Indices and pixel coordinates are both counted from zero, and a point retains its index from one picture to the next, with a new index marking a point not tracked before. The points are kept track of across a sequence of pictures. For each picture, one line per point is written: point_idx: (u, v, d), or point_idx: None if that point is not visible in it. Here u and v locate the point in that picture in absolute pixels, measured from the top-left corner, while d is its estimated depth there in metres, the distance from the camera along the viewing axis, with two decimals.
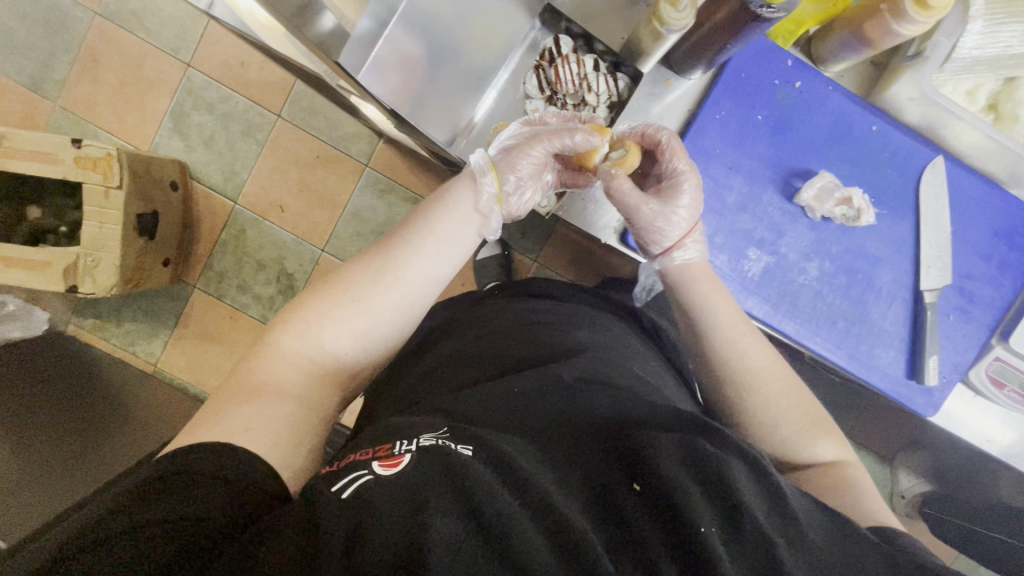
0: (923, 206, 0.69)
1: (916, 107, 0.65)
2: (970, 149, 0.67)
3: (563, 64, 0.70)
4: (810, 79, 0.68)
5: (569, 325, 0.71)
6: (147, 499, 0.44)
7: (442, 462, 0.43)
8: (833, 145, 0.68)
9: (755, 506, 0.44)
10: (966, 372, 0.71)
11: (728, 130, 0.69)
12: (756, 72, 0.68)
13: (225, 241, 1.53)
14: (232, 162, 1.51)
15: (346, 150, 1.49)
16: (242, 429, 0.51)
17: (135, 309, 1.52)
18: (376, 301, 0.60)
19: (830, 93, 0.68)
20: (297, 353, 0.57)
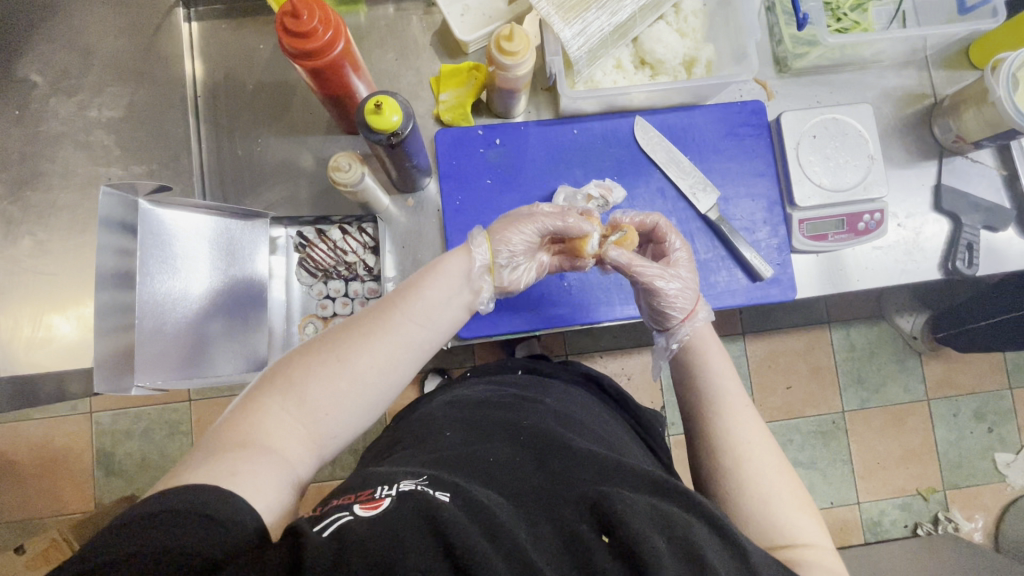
0: (654, 156, 0.78)
1: (588, 101, 0.76)
2: (652, 99, 0.78)
3: (315, 249, 0.76)
4: (503, 132, 0.78)
5: (530, 391, 0.70)
6: (133, 535, 0.36)
7: (420, 509, 0.39)
8: (558, 161, 0.78)
9: (715, 560, 0.42)
10: (792, 244, 0.78)
11: (473, 204, 0.77)
12: (460, 155, 0.77)
13: None
14: (177, 467, 1.29)
15: None
16: (229, 475, 0.41)
17: None
18: (370, 372, 0.50)
19: (526, 131, 0.78)
20: (287, 416, 0.47)
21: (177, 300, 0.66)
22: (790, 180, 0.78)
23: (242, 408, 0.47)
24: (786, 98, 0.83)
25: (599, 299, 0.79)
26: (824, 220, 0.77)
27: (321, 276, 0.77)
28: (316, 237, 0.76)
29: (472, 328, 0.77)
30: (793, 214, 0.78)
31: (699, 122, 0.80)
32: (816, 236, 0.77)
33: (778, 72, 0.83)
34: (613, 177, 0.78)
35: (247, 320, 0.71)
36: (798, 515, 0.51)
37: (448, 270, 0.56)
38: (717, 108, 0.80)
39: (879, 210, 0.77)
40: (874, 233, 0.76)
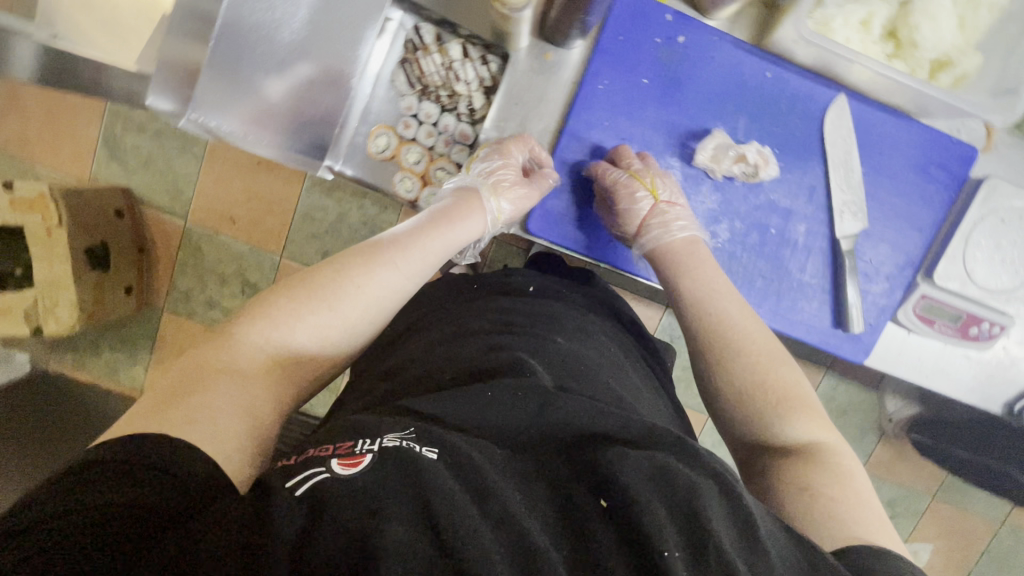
0: (830, 150, 0.66)
1: (803, 47, 0.61)
2: (870, 84, 0.63)
3: (425, 56, 0.66)
4: (693, 31, 0.63)
5: (545, 327, 0.65)
6: (83, 484, 0.34)
7: (405, 464, 0.37)
8: (731, 97, 0.64)
9: (722, 534, 0.37)
10: (895, 313, 0.71)
11: (614, 97, 0.64)
12: (627, 37, 0.63)
13: (186, 262, 1.29)
14: (174, 180, 1.24)
15: None
16: (185, 422, 0.40)
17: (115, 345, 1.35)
18: (363, 287, 0.54)
19: (717, 45, 0.63)
20: (277, 312, 0.50)
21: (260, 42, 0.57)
22: (944, 251, 0.68)
23: (189, 355, 0.46)
24: (1002, 157, 0.69)
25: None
26: (945, 308, 0.69)
27: (419, 90, 0.67)
28: (431, 44, 0.65)
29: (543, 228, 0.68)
30: (919, 285, 0.69)
31: (899, 136, 0.66)
32: (924, 318, 0.70)
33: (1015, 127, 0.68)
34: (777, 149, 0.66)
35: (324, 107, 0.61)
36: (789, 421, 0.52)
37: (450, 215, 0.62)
38: (926, 134, 0.67)
39: (1001, 325, 0.69)
40: (979, 344, 0.69)
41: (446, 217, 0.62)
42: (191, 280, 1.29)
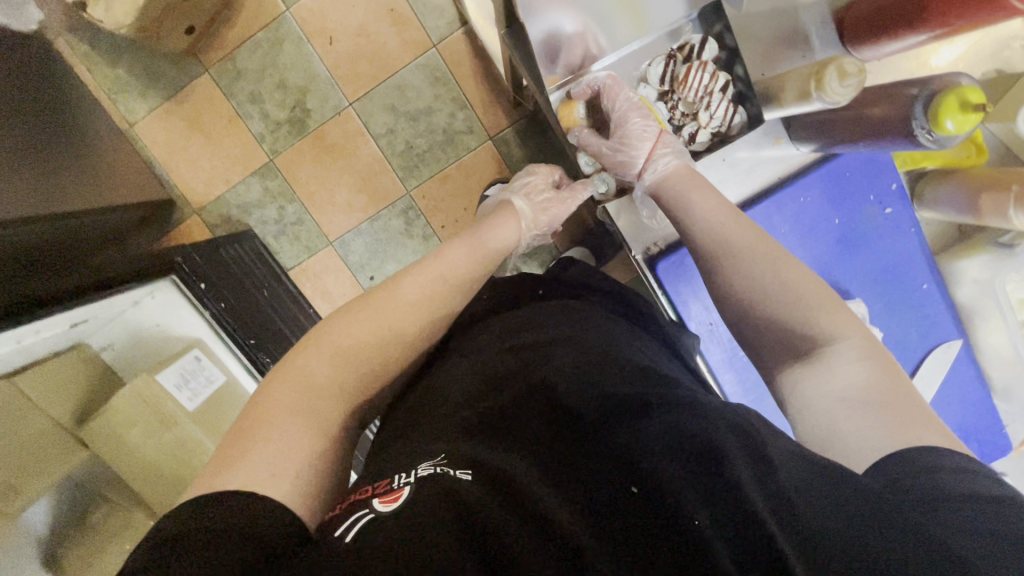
0: (919, 369, 0.93)
1: (973, 286, 0.96)
2: (987, 345, 0.98)
3: (694, 69, 0.87)
4: (898, 210, 0.91)
5: (560, 323, 0.73)
6: (180, 550, 0.46)
7: (442, 488, 0.46)
8: (883, 281, 0.92)
9: (749, 487, 0.44)
10: None
11: (803, 215, 0.90)
12: (858, 178, 0.90)
13: (260, 41, 1.49)
14: None
15: (422, 19, 1.48)
16: (270, 474, 0.55)
17: (135, 60, 1.49)
18: (372, 321, 0.72)
19: (909, 231, 0.92)
20: (341, 329, 0.70)
21: None
22: None
23: (235, 441, 0.58)
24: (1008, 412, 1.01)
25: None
26: None
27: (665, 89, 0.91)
28: (710, 64, 0.86)
29: (666, 269, 0.97)
30: None
31: (973, 400, 0.95)
32: None
33: None
34: (886, 305, 0.93)
35: None
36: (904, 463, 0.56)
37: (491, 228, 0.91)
38: (985, 415, 0.96)
39: None
40: None
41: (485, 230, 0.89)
42: (316, 93, 1.53)
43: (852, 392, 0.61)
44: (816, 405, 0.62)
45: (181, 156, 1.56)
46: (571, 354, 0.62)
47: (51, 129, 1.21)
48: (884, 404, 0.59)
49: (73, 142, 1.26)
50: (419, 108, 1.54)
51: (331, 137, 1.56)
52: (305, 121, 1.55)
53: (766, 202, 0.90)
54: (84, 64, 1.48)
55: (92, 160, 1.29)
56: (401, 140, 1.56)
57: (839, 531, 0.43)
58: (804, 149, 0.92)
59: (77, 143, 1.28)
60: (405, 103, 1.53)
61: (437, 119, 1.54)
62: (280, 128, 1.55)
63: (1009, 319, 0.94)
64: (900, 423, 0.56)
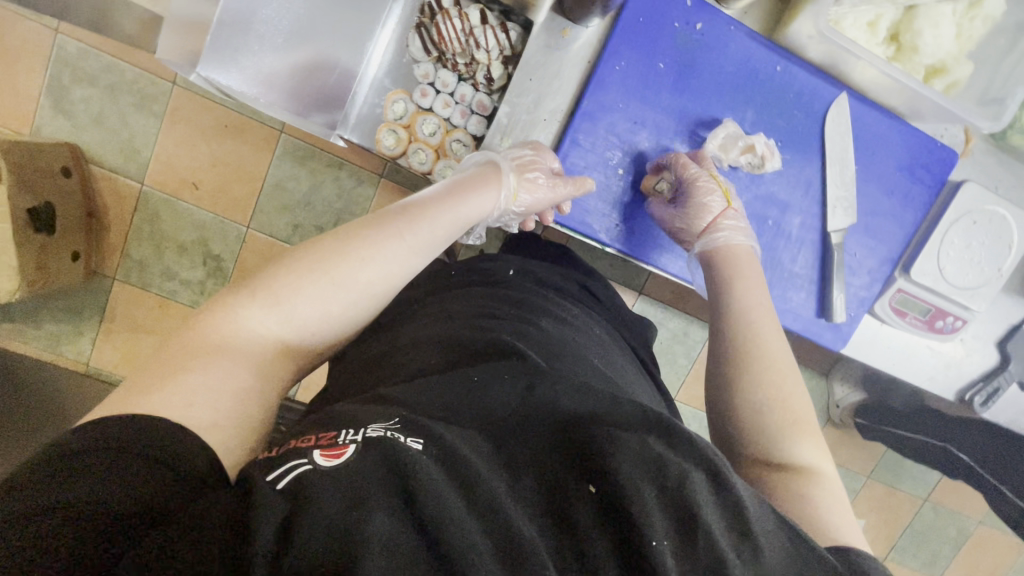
0: (827, 146, 0.79)
1: (816, 44, 0.76)
2: (871, 83, 0.78)
3: (444, 21, 0.83)
4: (708, 20, 0.76)
5: (533, 313, 0.73)
6: (70, 459, 0.42)
7: (385, 455, 0.42)
8: (740, 85, 0.78)
9: (714, 518, 0.44)
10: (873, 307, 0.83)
11: (629, 78, 0.78)
12: (651, 15, 0.76)
13: (141, 225, 1.51)
14: (130, 139, 1.45)
15: (257, 116, 1.47)
16: (184, 404, 0.50)
17: (52, 310, 1.53)
18: (309, 303, 0.60)
19: (733, 33, 0.77)
20: (257, 318, 0.57)
21: None
22: (920, 249, 0.81)
23: (147, 372, 0.51)
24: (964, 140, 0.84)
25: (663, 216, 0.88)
26: (917, 302, 0.82)
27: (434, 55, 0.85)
28: (452, 9, 0.82)
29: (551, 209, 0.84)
30: (898, 280, 0.83)
31: (893, 134, 0.80)
32: (898, 310, 0.82)
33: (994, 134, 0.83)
34: (756, 112, 0.79)
35: None
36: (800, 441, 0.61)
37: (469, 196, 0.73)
38: (914, 137, 0.80)
39: (963, 319, 0.82)
40: (943, 334, 0.82)
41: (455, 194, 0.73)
42: (214, 236, 1.54)
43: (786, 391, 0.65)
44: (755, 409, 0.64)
45: (145, 360, 1.60)
46: (543, 354, 0.61)
47: None
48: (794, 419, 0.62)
49: (49, 389, 1.32)
50: (306, 191, 1.54)
51: (252, 264, 1.57)
52: (223, 265, 1.57)
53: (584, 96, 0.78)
54: (18, 338, 1.53)
55: (74, 395, 1.36)
56: (310, 229, 1.57)
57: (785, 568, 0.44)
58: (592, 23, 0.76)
59: (52, 391, 1.34)
60: (292, 196, 1.54)
61: (328, 191, 1.54)
62: (205, 285, 1.57)
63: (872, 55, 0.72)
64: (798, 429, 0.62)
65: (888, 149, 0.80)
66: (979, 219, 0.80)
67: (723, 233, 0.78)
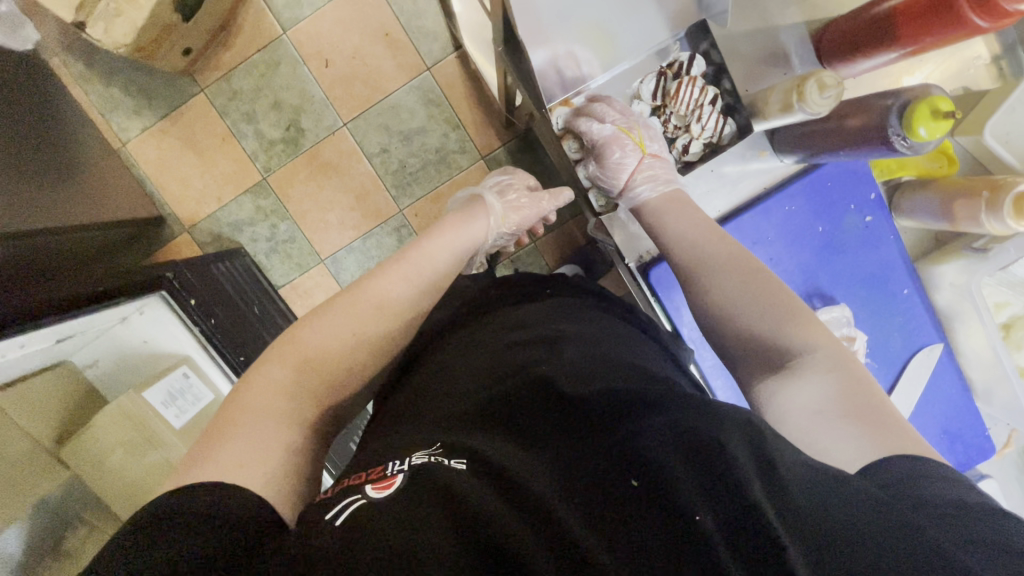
0: (906, 369, 0.97)
1: (951, 291, 1.01)
2: (968, 347, 1.02)
3: (686, 85, 0.91)
4: (878, 218, 0.95)
5: (554, 321, 0.76)
6: (155, 533, 0.46)
7: (432, 477, 0.47)
8: (869, 285, 0.96)
9: (750, 479, 0.45)
10: None
11: (791, 222, 0.94)
12: (837, 185, 0.94)
13: (256, 62, 1.52)
14: None
15: (416, 43, 1.53)
16: (234, 465, 0.56)
17: (129, 80, 1.51)
18: (366, 287, 0.77)
19: (890, 239, 0.96)
20: (383, 283, 0.78)
21: None
22: None
23: (202, 444, 0.58)
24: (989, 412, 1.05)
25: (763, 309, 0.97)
26: None
27: (657, 103, 0.95)
28: (699, 79, 0.91)
29: (660, 274, 1.00)
30: None
31: (956, 399, 0.99)
32: None
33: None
34: (869, 313, 0.96)
35: None
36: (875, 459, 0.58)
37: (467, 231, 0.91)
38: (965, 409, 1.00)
39: None
40: None
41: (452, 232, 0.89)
42: (310, 112, 1.55)
43: (829, 405, 0.63)
44: (789, 422, 0.64)
45: (172, 173, 1.56)
46: (574, 354, 0.64)
47: (41, 143, 1.21)
48: (851, 415, 0.61)
49: (67, 153, 1.28)
50: (412, 128, 1.57)
51: (325, 155, 1.58)
52: (300, 141, 1.57)
53: (752, 211, 0.94)
54: (79, 83, 1.49)
55: (85, 171, 1.31)
56: (394, 159, 1.58)
57: (831, 516, 0.45)
58: (787, 160, 0.96)
59: (69, 154, 1.29)
60: (398, 123, 1.56)
61: (431, 139, 1.58)
62: (271, 146, 1.56)
63: (983, 323, 0.99)
64: (873, 430, 0.59)
65: (939, 405, 0.99)
66: None
67: (641, 189, 0.90)
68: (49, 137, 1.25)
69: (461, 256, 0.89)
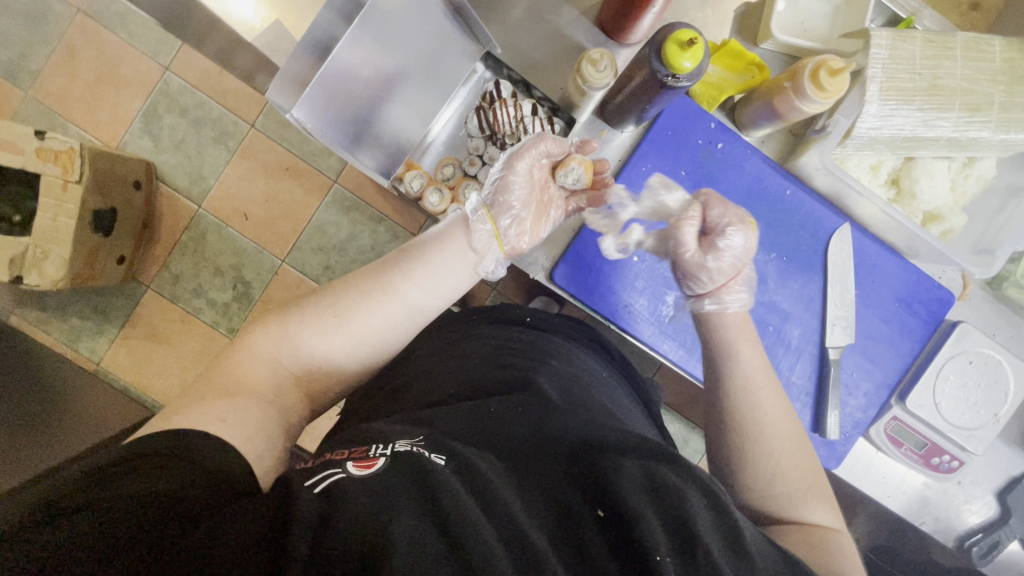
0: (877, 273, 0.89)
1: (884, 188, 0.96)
2: None
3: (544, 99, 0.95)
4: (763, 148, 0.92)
5: (547, 355, 0.62)
6: (114, 479, 0.37)
7: (414, 471, 0.39)
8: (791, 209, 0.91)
9: (710, 538, 0.39)
10: (868, 429, 0.77)
11: None
12: (680, 131, 0.71)
13: (186, 243, 1.36)
14: (200, 167, 1.35)
15: (314, 164, 1.35)
16: (218, 419, 0.45)
17: (82, 304, 1.33)
18: (258, 372, 0.52)
19: (749, 155, 0.72)
20: (276, 359, 0.54)
21: (388, 26, 0.60)
22: None
23: (200, 382, 0.50)
24: None
25: (605, 287, 0.74)
26: (912, 431, 0.74)
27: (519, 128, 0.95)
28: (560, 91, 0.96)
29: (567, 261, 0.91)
30: (892, 407, 0.76)
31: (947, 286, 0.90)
32: (893, 438, 0.75)
33: (988, 282, 0.77)
34: (780, 257, 0.74)
35: (361, 97, 0.62)
36: (810, 504, 0.52)
37: (453, 259, 0.60)
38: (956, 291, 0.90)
39: (961, 460, 0.74)
40: (939, 474, 0.74)
41: (444, 257, 0.60)
42: (248, 265, 1.36)
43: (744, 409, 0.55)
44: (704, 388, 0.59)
45: (150, 371, 1.34)
46: (548, 375, 0.56)
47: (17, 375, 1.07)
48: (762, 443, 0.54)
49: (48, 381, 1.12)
50: (343, 238, 1.35)
51: (276, 296, 1.36)
52: (250, 294, 1.36)
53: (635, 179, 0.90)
54: (36, 323, 1.32)
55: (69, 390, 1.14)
56: (339, 273, 1.36)
57: None
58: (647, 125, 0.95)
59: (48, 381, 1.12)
60: (329, 243, 1.35)
61: (361, 242, 1.35)
62: (225, 309, 1.34)
63: None
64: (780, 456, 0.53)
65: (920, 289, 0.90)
66: (971, 361, 0.74)
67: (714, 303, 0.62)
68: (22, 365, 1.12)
69: (452, 286, 0.62)
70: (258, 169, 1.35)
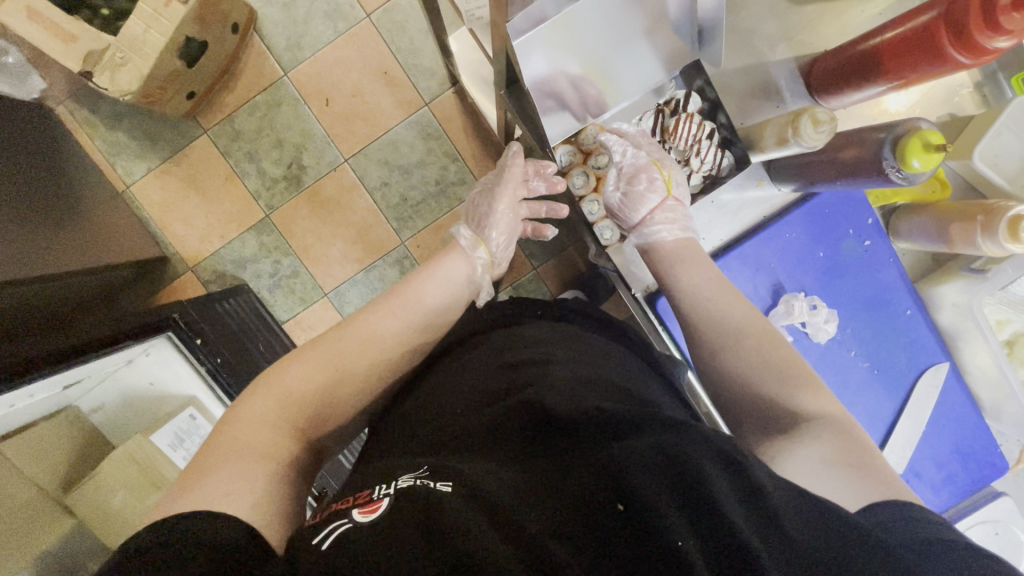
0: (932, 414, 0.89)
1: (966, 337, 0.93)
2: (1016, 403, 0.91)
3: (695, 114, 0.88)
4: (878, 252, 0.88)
5: (597, 348, 0.55)
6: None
7: (419, 506, 0.34)
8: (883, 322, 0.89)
9: (744, 523, 0.32)
10: None
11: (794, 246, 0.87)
12: (838, 213, 0.70)
13: (258, 104, 1.24)
14: (301, 35, 1.23)
15: (413, 79, 1.25)
16: (221, 495, 0.40)
17: (133, 122, 1.21)
18: (251, 419, 0.46)
19: (889, 264, 0.71)
20: (270, 407, 0.47)
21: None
22: None
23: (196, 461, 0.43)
24: None
25: None
26: None
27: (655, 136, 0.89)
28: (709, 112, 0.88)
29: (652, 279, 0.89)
30: None
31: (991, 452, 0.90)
32: None
33: None
34: (872, 367, 0.72)
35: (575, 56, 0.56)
36: None
37: (448, 271, 0.62)
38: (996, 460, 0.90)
39: None
40: None
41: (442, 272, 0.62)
42: (311, 151, 1.25)
43: None
44: None
45: (175, 216, 1.24)
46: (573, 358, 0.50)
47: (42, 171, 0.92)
48: None
49: (63, 187, 0.95)
50: (412, 162, 1.26)
51: (326, 192, 1.26)
52: (302, 179, 1.26)
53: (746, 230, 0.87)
54: (79, 121, 1.20)
55: (86, 206, 0.98)
56: (395, 194, 1.27)
57: None
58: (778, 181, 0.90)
59: (63, 188, 0.95)
60: (397, 161, 1.26)
61: (429, 172, 1.27)
62: (272, 183, 1.24)
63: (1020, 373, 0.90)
64: None
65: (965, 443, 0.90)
66: (997, 532, 0.75)
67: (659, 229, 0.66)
68: (48, 160, 0.96)
69: (457, 292, 0.62)
70: (356, 60, 1.24)
